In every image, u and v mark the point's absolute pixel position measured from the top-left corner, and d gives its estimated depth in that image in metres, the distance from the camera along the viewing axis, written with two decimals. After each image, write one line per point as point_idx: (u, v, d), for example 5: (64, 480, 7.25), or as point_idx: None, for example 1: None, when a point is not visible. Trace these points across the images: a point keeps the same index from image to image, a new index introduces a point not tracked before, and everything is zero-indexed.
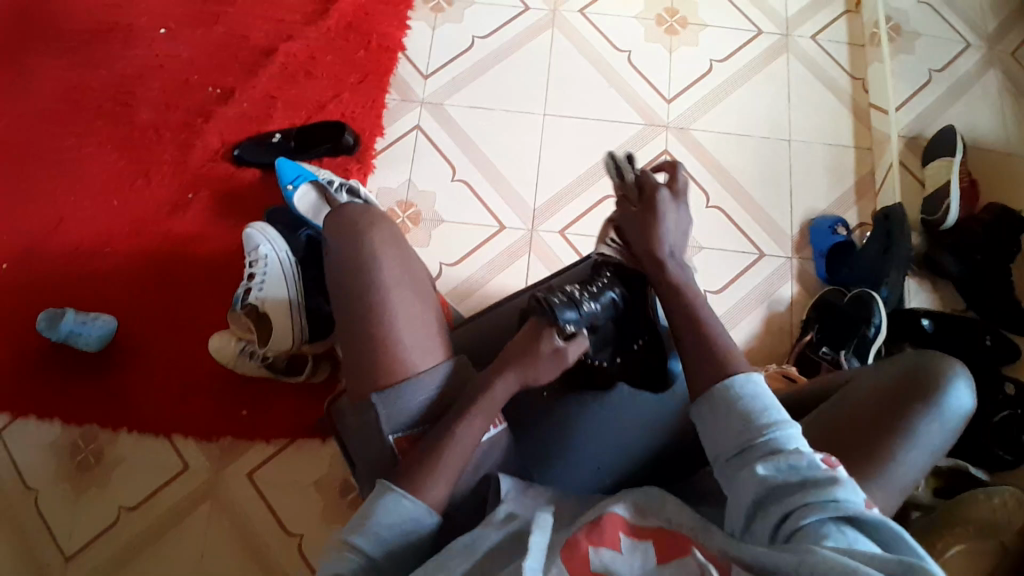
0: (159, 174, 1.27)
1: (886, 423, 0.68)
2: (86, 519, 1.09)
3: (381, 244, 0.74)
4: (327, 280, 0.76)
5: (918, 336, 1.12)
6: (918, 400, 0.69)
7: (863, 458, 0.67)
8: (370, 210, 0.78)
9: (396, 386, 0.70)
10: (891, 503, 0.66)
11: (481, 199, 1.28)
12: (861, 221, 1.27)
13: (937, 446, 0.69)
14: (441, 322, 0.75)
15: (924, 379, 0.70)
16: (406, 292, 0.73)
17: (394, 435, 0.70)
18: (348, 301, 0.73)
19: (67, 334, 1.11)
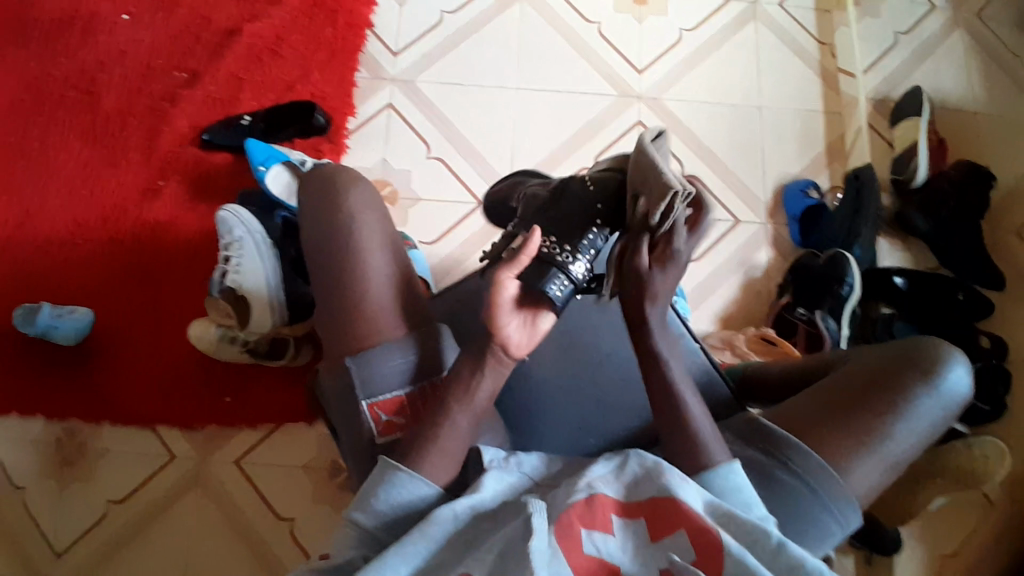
0: (127, 162, 1.25)
1: (880, 399, 0.71)
2: (73, 515, 1.08)
3: (358, 207, 0.75)
4: (304, 243, 0.77)
5: (893, 294, 1.14)
6: (915, 382, 0.71)
7: (855, 429, 0.70)
8: (347, 172, 0.79)
9: (368, 355, 0.71)
10: (876, 471, 0.69)
11: (457, 175, 1.27)
12: (833, 184, 1.29)
13: (930, 424, 0.72)
14: (415, 287, 0.77)
15: (922, 361, 0.72)
16: (380, 256, 0.74)
17: (365, 405, 0.71)
18: (324, 265, 0.74)
19: (43, 329, 1.10)
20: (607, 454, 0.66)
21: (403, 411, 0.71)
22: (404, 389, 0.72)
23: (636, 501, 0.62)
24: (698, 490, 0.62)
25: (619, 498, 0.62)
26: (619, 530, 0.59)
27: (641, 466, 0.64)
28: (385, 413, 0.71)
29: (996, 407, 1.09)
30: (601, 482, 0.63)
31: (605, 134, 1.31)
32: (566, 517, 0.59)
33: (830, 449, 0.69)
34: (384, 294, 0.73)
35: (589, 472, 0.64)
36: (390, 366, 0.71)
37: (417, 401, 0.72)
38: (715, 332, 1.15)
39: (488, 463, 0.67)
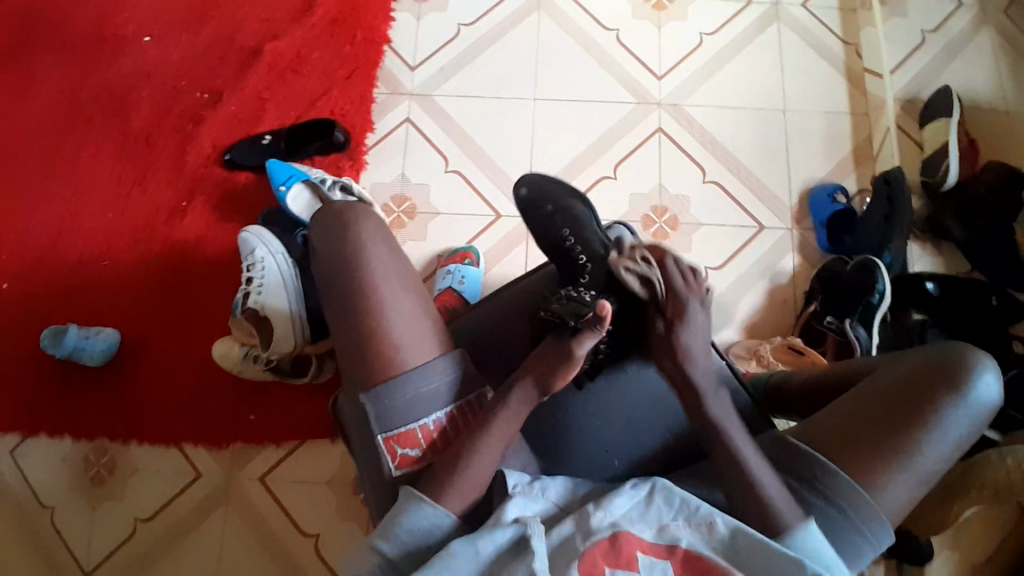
0: (151, 183, 1.27)
1: (908, 416, 0.67)
2: (103, 532, 1.09)
3: (370, 240, 0.75)
4: (319, 278, 0.77)
5: (924, 301, 1.11)
6: (943, 392, 0.68)
7: (882, 450, 0.67)
8: (357, 206, 0.79)
9: (389, 386, 0.70)
10: (908, 493, 0.66)
11: (476, 189, 1.27)
12: (861, 187, 1.26)
13: (961, 435, 0.68)
14: (434, 316, 0.76)
15: (948, 371, 0.68)
16: (396, 289, 0.74)
17: (383, 436, 0.70)
18: (340, 299, 0.74)
19: (72, 349, 1.12)
20: (634, 483, 0.65)
21: (417, 444, 0.71)
22: (418, 422, 0.71)
23: (665, 542, 0.62)
24: (724, 522, 0.63)
25: (650, 539, 0.62)
26: (644, 566, 0.60)
27: (667, 504, 0.64)
28: (400, 447, 0.71)
29: None
30: (629, 522, 0.62)
31: (625, 143, 1.29)
32: (590, 553, 0.60)
33: (855, 469, 0.67)
34: (403, 323, 0.73)
35: (614, 506, 0.63)
36: (403, 399, 0.70)
37: (431, 433, 0.71)
38: (740, 342, 1.14)
39: (511, 488, 0.66)
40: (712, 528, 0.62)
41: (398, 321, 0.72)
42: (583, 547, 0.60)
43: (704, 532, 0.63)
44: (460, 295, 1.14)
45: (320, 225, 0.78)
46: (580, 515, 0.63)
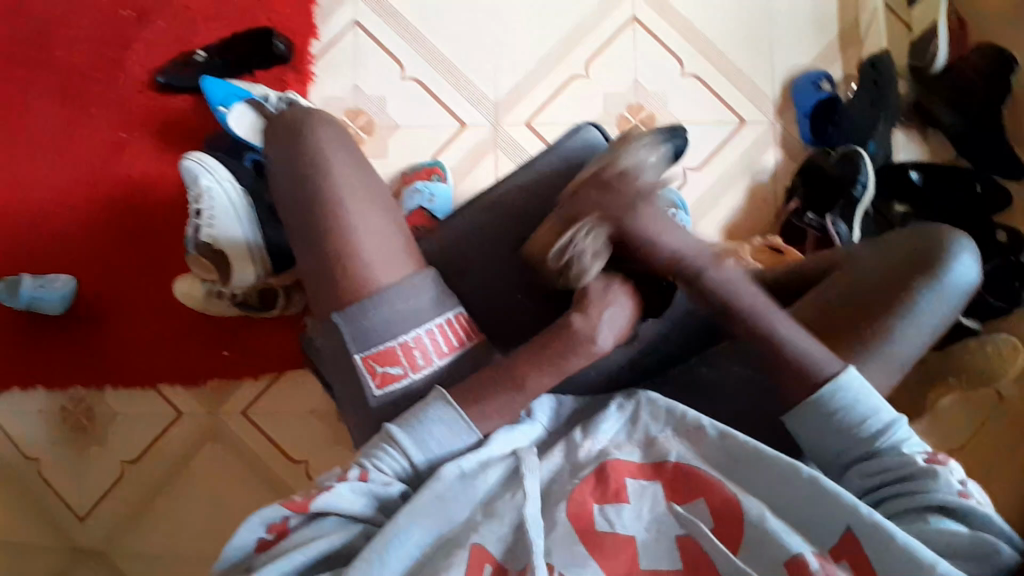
0: (84, 115, 1.16)
1: (889, 302, 0.72)
2: (91, 477, 1.08)
3: (332, 150, 0.76)
4: (281, 200, 0.78)
5: (906, 191, 1.08)
6: (918, 278, 0.73)
7: (867, 334, 0.72)
8: (313, 113, 0.79)
9: (361, 301, 0.72)
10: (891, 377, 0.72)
11: (437, 97, 1.17)
12: (846, 75, 1.18)
13: (940, 316, 0.73)
14: (405, 236, 0.78)
15: (924, 254, 0.73)
16: (364, 206, 0.75)
17: (360, 354, 0.73)
18: (307, 227, 0.75)
19: (29, 301, 1.06)
20: (620, 405, 0.74)
21: (397, 361, 0.73)
22: (398, 340, 0.73)
23: (652, 457, 0.69)
24: (712, 426, 0.69)
25: (637, 460, 0.69)
26: (634, 495, 0.65)
27: (653, 420, 0.72)
28: (379, 365, 0.73)
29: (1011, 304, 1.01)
30: (615, 446, 0.70)
31: (595, 37, 1.19)
32: (579, 491, 0.65)
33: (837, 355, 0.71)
34: (368, 231, 0.74)
35: (600, 433, 0.71)
36: (379, 317, 0.72)
37: (410, 350, 0.73)
38: (721, 245, 1.12)
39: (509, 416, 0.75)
40: (700, 433, 0.69)
41: (363, 225, 0.74)
42: (571, 487, 0.66)
43: (691, 440, 0.69)
44: (431, 215, 1.09)
45: (276, 133, 0.79)
46: (569, 445, 0.71)
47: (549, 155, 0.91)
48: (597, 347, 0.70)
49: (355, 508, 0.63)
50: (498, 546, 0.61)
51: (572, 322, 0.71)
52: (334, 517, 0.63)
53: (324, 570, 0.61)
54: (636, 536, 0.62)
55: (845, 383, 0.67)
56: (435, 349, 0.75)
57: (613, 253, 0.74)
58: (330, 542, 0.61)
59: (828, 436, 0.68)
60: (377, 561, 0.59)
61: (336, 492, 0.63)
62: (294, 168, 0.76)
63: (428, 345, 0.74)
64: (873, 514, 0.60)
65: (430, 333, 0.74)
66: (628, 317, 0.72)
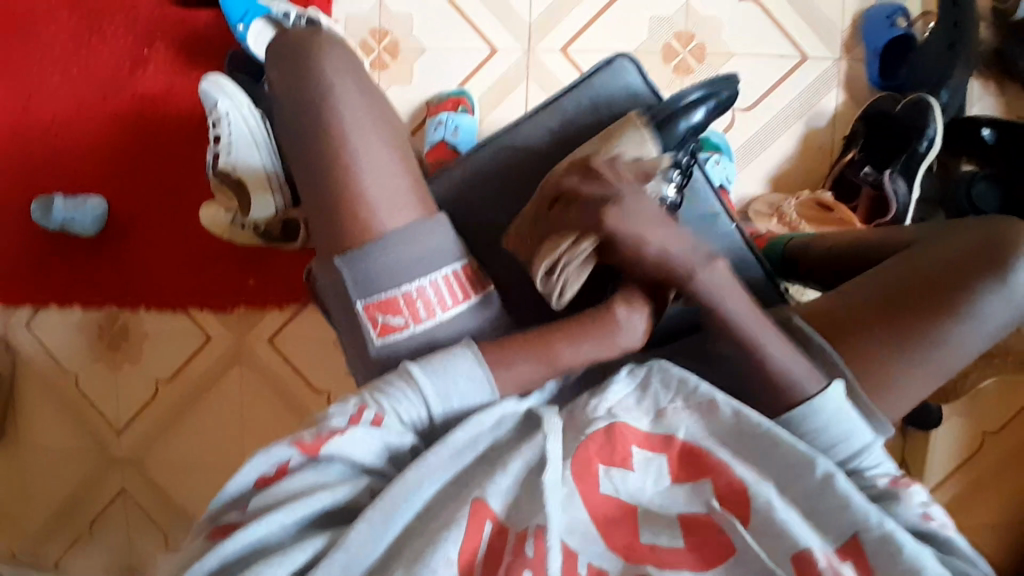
0: (107, 29, 1.12)
1: (948, 297, 0.68)
2: (127, 391, 1.14)
3: (339, 79, 0.71)
4: (289, 144, 0.73)
5: (977, 149, 0.97)
6: (983, 279, 0.68)
7: (916, 324, 0.68)
8: (320, 36, 0.74)
9: (361, 249, 0.69)
10: (938, 374, 0.68)
11: (466, 17, 1.08)
12: (925, 10, 1.04)
13: (1002, 321, 0.68)
14: (413, 176, 0.73)
15: (997, 250, 0.69)
16: (371, 142, 0.71)
17: (364, 302, 0.70)
18: (316, 173, 0.71)
19: (61, 222, 1.07)
20: (630, 370, 0.67)
21: (399, 311, 0.69)
22: (401, 289, 0.69)
23: (662, 429, 0.62)
24: (727, 403, 0.63)
25: (646, 429, 0.62)
26: (640, 464, 0.60)
27: (664, 388, 0.65)
28: (381, 315, 0.70)
29: None
30: (623, 409, 0.63)
31: None
32: (585, 448, 0.59)
33: (876, 347, 0.68)
34: (372, 168, 0.70)
35: (608, 394, 0.64)
36: (382, 263, 0.69)
37: (414, 301, 0.69)
38: (761, 198, 1.04)
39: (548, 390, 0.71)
40: (713, 408, 0.63)
41: (370, 167, 0.70)
42: (579, 443, 0.60)
43: (704, 413, 0.63)
44: (454, 149, 1.03)
45: (281, 57, 0.73)
46: (574, 407, 0.64)
47: (563, 93, 0.84)
48: (635, 339, 0.71)
49: (367, 457, 0.59)
50: (499, 502, 0.56)
51: (614, 310, 0.70)
52: (341, 465, 0.60)
53: (331, 523, 0.58)
54: (638, 508, 0.58)
55: (821, 405, 0.64)
56: (439, 301, 0.70)
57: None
58: (336, 495, 0.57)
59: (807, 448, 0.67)
60: (379, 520, 0.55)
61: (349, 437, 0.59)
62: (297, 102, 0.71)
63: (432, 296, 0.70)
64: (885, 524, 0.56)
65: (435, 284, 0.70)
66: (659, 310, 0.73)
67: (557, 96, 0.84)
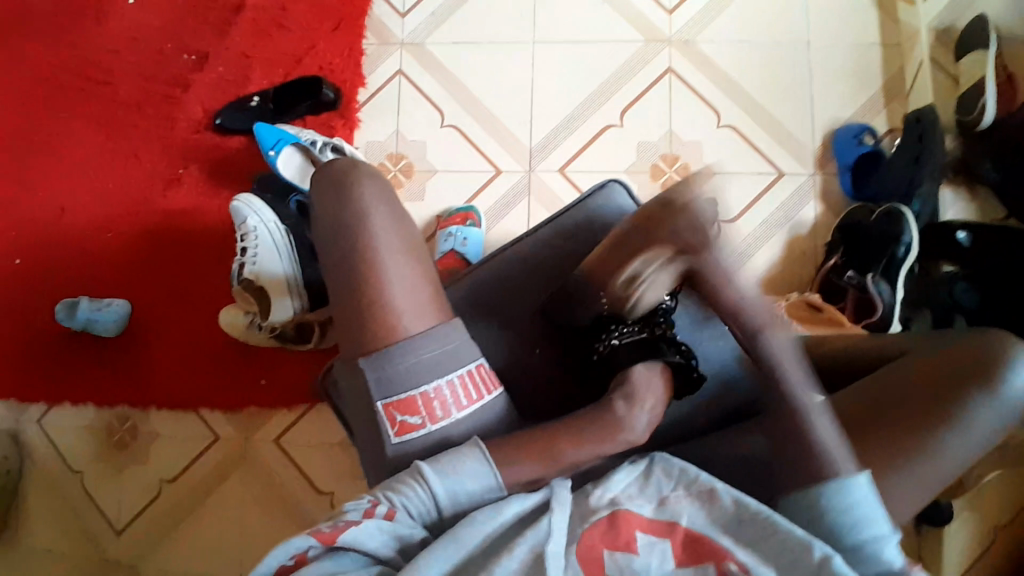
0: (149, 153, 1.24)
1: (930, 412, 0.67)
2: (130, 494, 1.13)
3: (372, 199, 0.79)
4: (319, 246, 0.81)
5: (954, 251, 1.04)
6: (972, 386, 0.67)
7: (896, 438, 0.67)
8: (358, 165, 0.83)
9: (384, 351, 0.73)
10: (926, 490, 0.66)
11: (473, 143, 1.21)
12: (891, 127, 1.16)
13: (990, 434, 0.67)
14: (434, 285, 0.79)
15: (982, 364, 0.68)
16: (398, 256, 0.77)
17: (383, 402, 0.73)
18: (342, 268, 0.77)
19: (83, 322, 1.13)
20: (633, 461, 0.69)
21: (416, 411, 0.72)
22: (419, 390, 0.73)
23: (665, 514, 0.63)
24: (727, 492, 0.63)
25: (649, 515, 0.62)
26: (645, 547, 0.59)
27: (666, 477, 0.66)
28: (399, 414, 0.73)
29: None
30: (627, 497, 0.64)
31: (631, 87, 1.21)
32: (588, 535, 0.60)
33: (872, 454, 0.66)
34: (399, 279, 0.76)
35: (611, 484, 0.66)
36: (404, 365, 0.72)
37: (430, 401, 0.73)
38: (753, 300, 1.11)
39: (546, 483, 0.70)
40: (713, 497, 0.63)
41: (396, 278, 0.76)
42: (582, 530, 0.60)
43: (705, 501, 0.63)
44: (462, 257, 1.11)
45: (323, 180, 0.82)
46: (580, 493, 0.66)
47: (562, 213, 0.91)
48: (634, 435, 0.70)
49: (379, 549, 0.60)
50: None
51: (613, 407, 0.71)
52: (356, 555, 0.60)
53: None
54: None
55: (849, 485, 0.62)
56: (455, 401, 0.74)
57: (647, 340, 0.73)
58: None
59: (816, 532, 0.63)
60: None
61: (364, 529, 0.60)
62: (333, 217, 0.79)
63: (448, 396, 0.73)
64: None
65: (451, 385, 0.74)
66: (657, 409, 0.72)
67: (556, 216, 0.91)
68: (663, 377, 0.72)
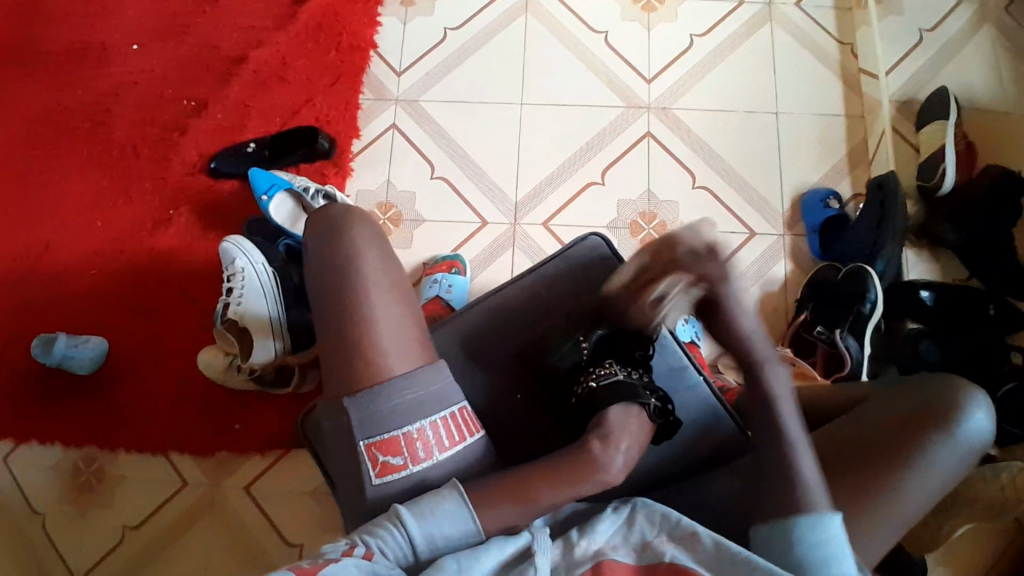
0: (141, 191, 1.27)
1: (893, 453, 0.70)
2: (92, 539, 1.09)
3: (362, 242, 0.80)
4: (307, 285, 0.81)
5: (918, 310, 1.11)
6: (930, 430, 0.70)
7: (859, 486, 0.69)
8: (350, 210, 0.84)
9: (369, 391, 0.73)
10: (894, 530, 0.68)
11: (461, 195, 1.26)
12: (854, 192, 1.24)
13: (949, 473, 0.70)
14: (419, 327, 0.80)
15: (939, 406, 0.71)
16: (386, 297, 0.78)
17: (365, 443, 0.72)
18: (329, 309, 0.77)
19: (60, 359, 1.12)
20: (616, 508, 0.68)
21: (399, 451, 0.72)
22: (402, 430, 0.72)
23: (647, 561, 0.63)
24: (708, 534, 0.63)
25: (631, 562, 0.63)
26: None
27: (649, 524, 0.66)
28: (381, 454, 0.72)
29: None
30: (611, 548, 0.64)
31: (613, 148, 1.28)
32: None
33: (841, 499, 0.69)
34: (387, 320, 0.76)
35: (596, 534, 0.65)
36: (387, 405, 0.72)
37: (413, 441, 0.72)
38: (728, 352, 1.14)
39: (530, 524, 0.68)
40: (694, 540, 0.63)
41: (383, 319, 0.76)
42: None
43: (687, 546, 0.64)
44: (447, 304, 1.14)
45: (316, 224, 0.83)
46: (564, 542, 0.65)
47: (547, 260, 0.93)
48: (610, 477, 0.69)
49: None
50: None
51: (590, 447, 0.70)
52: None
53: None
54: None
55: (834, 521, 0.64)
56: (437, 442, 0.73)
57: (627, 383, 0.74)
58: None
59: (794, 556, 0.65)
60: None
61: (343, 565, 0.58)
62: (323, 258, 0.80)
63: (431, 437, 0.73)
64: None
65: (433, 426, 0.73)
66: (635, 449, 0.71)
67: (542, 262, 0.93)
68: (642, 422, 0.72)
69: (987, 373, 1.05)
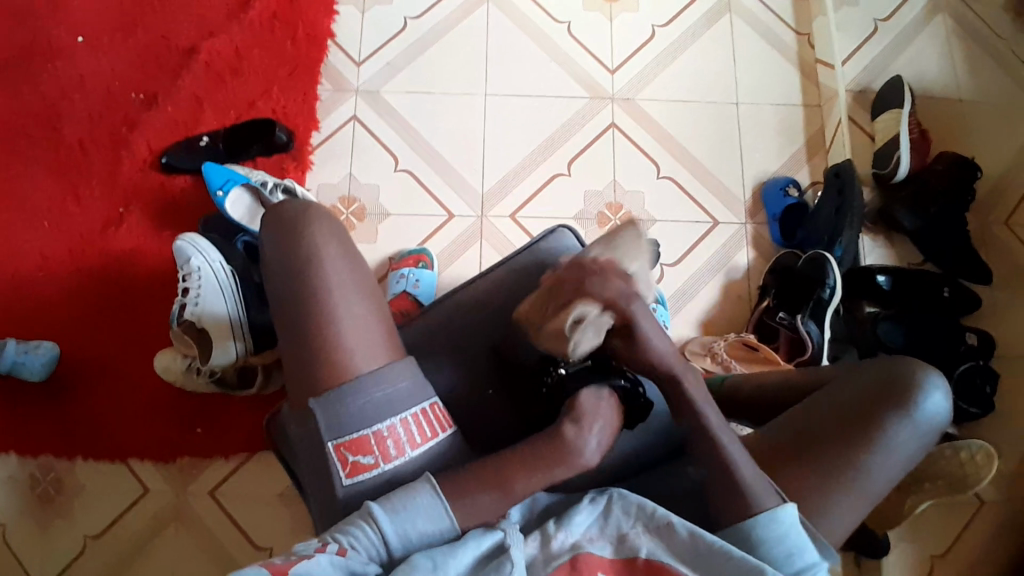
0: (89, 190, 1.21)
1: (857, 433, 0.72)
2: (53, 551, 1.05)
3: (323, 236, 0.77)
4: (267, 282, 0.78)
5: (875, 294, 1.14)
6: (891, 410, 0.72)
7: (827, 469, 0.71)
8: (308, 204, 0.81)
9: (337, 390, 0.71)
10: (860, 508, 0.70)
11: (428, 189, 1.24)
12: (813, 180, 1.27)
13: (911, 450, 0.72)
14: (385, 321, 0.78)
15: (899, 387, 0.74)
16: (351, 292, 0.76)
17: (333, 443, 0.71)
18: (292, 306, 0.75)
19: (10, 365, 1.07)
20: (592, 497, 0.67)
21: (369, 450, 0.70)
22: (371, 429, 0.71)
23: (624, 554, 0.63)
24: (683, 524, 0.63)
25: (608, 555, 0.63)
26: None
27: (625, 515, 0.65)
28: (351, 454, 0.70)
29: (983, 409, 1.09)
30: (588, 540, 0.63)
31: (579, 139, 1.28)
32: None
33: (810, 479, 0.70)
34: (352, 315, 0.74)
35: (574, 525, 0.64)
36: (357, 405, 0.70)
37: (383, 440, 0.71)
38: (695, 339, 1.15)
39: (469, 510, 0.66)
40: (671, 531, 0.63)
41: (349, 314, 0.74)
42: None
43: (663, 537, 0.64)
44: (415, 299, 1.12)
45: (274, 220, 0.80)
46: (541, 534, 0.64)
47: (517, 253, 0.92)
48: (582, 461, 0.67)
49: None
50: None
51: (563, 431, 0.67)
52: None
53: None
54: None
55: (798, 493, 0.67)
56: (408, 439, 0.72)
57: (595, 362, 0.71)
58: None
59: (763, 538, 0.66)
60: None
61: (314, 563, 0.58)
62: (283, 253, 0.77)
63: (402, 435, 0.71)
64: None
65: (404, 422, 0.72)
66: (606, 429, 0.68)
67: (511, 256, 0.93)
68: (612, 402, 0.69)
69: (946, 352, 1.09)
